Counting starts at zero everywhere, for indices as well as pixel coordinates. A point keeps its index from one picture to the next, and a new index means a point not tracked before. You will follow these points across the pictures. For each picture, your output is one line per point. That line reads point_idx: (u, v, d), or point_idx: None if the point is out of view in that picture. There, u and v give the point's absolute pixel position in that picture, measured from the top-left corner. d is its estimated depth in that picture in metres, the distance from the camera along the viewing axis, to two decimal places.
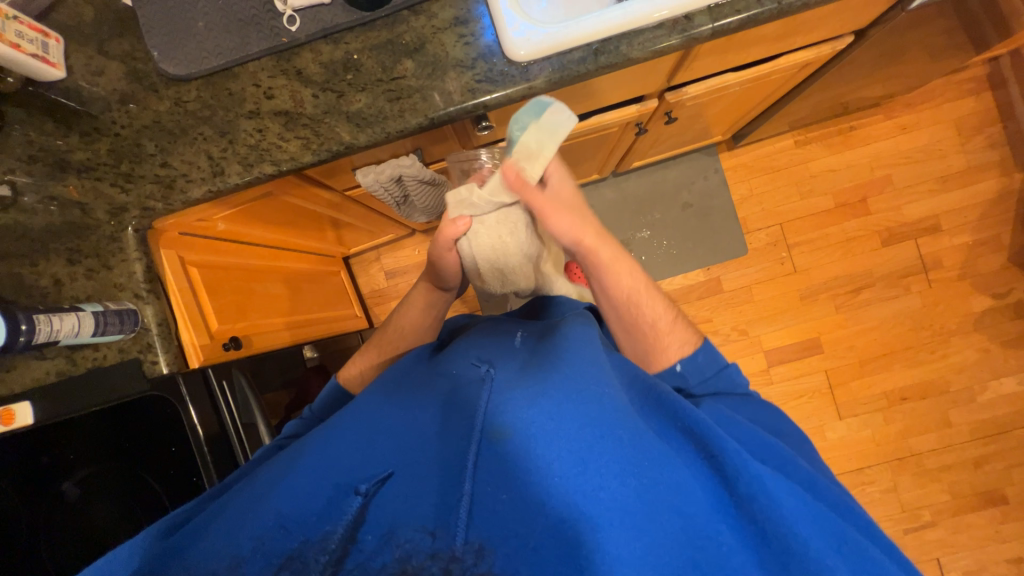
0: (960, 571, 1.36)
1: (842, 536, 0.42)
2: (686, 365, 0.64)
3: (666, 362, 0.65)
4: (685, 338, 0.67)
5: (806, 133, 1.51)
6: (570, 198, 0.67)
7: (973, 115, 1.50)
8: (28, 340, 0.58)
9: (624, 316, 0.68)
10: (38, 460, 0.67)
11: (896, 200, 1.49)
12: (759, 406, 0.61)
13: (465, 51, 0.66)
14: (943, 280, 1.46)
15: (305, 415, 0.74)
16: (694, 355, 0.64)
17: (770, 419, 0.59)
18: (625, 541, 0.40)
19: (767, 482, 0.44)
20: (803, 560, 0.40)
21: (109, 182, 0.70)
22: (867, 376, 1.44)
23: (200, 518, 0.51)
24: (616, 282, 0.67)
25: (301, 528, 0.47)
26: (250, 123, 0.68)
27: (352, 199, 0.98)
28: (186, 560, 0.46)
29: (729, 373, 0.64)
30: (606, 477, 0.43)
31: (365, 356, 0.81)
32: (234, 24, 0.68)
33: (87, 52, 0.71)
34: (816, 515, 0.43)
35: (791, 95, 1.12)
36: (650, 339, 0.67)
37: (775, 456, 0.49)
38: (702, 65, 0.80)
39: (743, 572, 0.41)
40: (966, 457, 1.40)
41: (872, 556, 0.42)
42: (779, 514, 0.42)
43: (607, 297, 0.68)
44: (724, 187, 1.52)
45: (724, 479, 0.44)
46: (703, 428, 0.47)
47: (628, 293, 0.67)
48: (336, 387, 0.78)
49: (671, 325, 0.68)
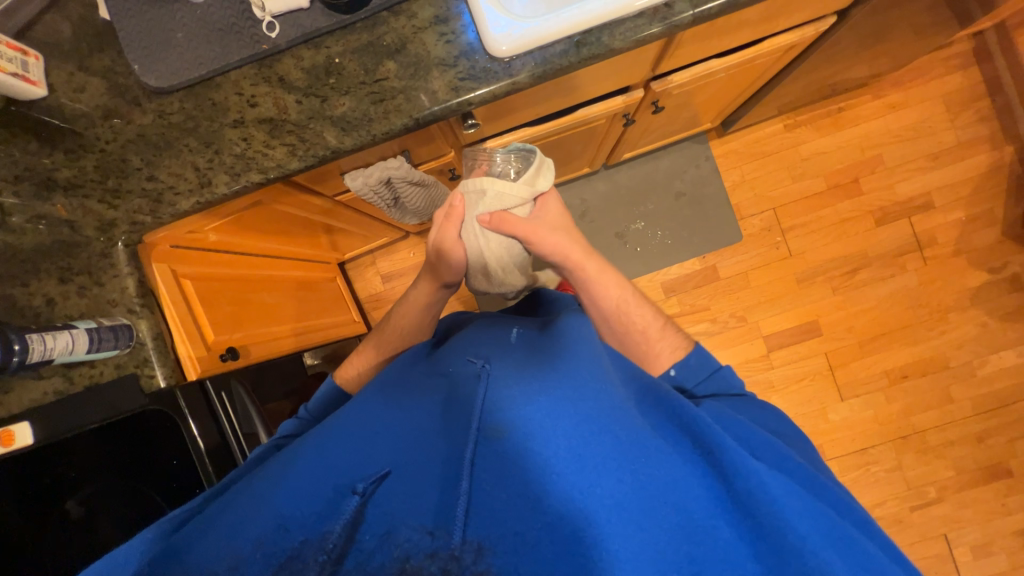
0: (968, 546, 1.37)
1: (841, 534, 0.42)
2: (680, 370, 0.65)
3: (661, 367, 0.67)
4: (676, 343, 0.69)
5: (795, 116, 1.51)
6: (554, 223, 0.76)
7: (961, 91, 1.50)
8: (23, 360, 0.58)
9: (617, 326, 0.71)
10: (42, 479, 0.67)
11: (888, 179, 1.49)
12: (757, 409, 0.61)
13: (447, 50, 0.66)
14: (939, 257, 1.46)
15: (302, 414, 0.74)
16: (688, 359, 0.66)
17: (769, 421, 0.59)
18: (621, 535, 0.41)
19: (767, 480, 0.43)
20: (802, 557, 0.40)
21: (97, 199, 0.70)
22: (867, 356, 1.45)
23: (196, 523, 0.50)
24: (605, 294, 0.71)
25: (299, 529, 0.47)
26: (235, 132, 0.68)
27: (343, 204, 0.97)
28: (186, 563, 0.46)
29: (723, 375, 0.65)
30: (602, 475, 0.43)
31: (362, 355, 0.81)
32: (213, 33, 0.68)
33: (68, 69, 0.71)
34: (817, 515, 0.43)
35: (777, 80, 1.12)
36: (643, 346, 0.69)
37: (774, 453, 0.48)
38: (686, 53, 0.80)
39: (739, 566, 0.41)
40: (969, 432, 1.41)
41: (872, 555, 0.41)
42: (779, 511, 0.42)
43: (598, 310, 0.71)
44: (716, 175, 1.52)
45: (721, 477, 0.44)
46: (702, 426, 0.47)
47: (617, 304, 0.71)
48: (332, 387, 0.77)
49: (662, 332, 0.70)
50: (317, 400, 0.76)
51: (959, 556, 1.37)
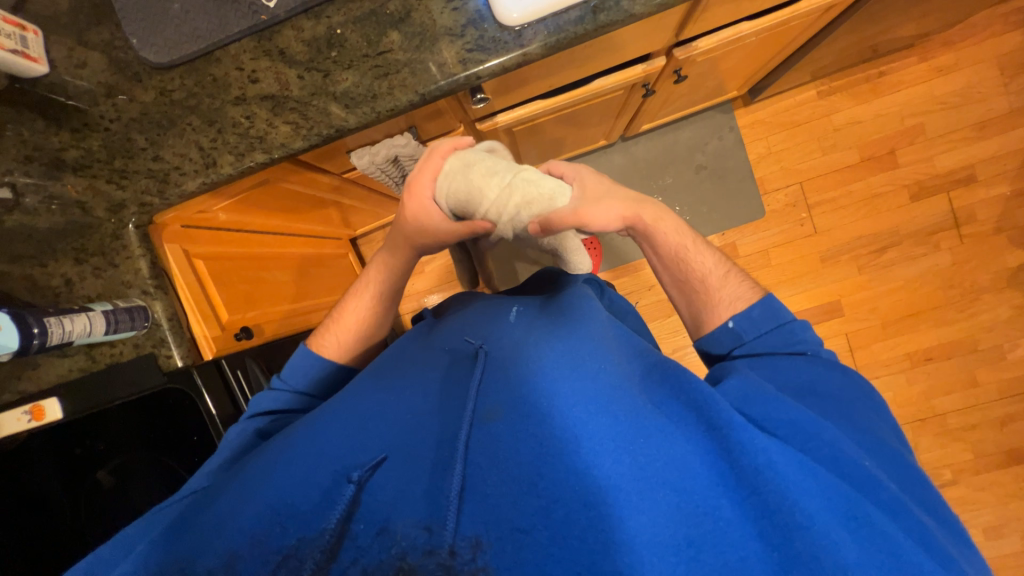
0: (979, 528, 1.35)
1: (855, 514, 0.39)
2: (740, 321, 0.57)
3: (717, 320, 0.60)
4: (740, 293, 0.61)
5: (830, 82, 1.41)
6: (600, 189, 0.65)
7: (1018, 51, 1.37)
8: (43, 343, 0.59)
9: (675, 275, 0.65)
10: (73, 451, 0.71)
11: (927, 150, 1.39)
12: (803, 367, 0.51)
13: (453, 18, 0.62)
14: (976, 235, 1.38)
15: (278, 385, 0.70)
16: (751, 310, 0.57)
17: (826, 384, 0.49)
18: (630, 516, 0.39)
19: (773, 456, 0.41)
20: (811, 536, 0.37)
21: (106, 180, 0.70)
22: (890, 338, 1.40)
23: (196, 512, 0.51)
24: (665, 242, 0.64)
25: (297, 524, 0.46)
26: (237, 110, 0.66)
27: (351, 181, 0.95)
28: (186, 549, 0.47)
29: (793, 329, 0.56)
30: (599, 453, 0.42)
31: (345, 323, 0.75)
32: (211, 4, 0.65)
33: (68, 44, 0.69)
34: (829, 488, 0.40)
35: (815, 42, 1.03)
36: (704, 295, 0.63)
37: (799, 432, 0.43)
38: (713, 15, 0.74)
39: (745, 546, 0.38)
40: (992, 416, 1.37)
41: (894, 539, 0.38)
42: (785, 487, 0.39)
43: (658, 259, 0.66)
44: (739, 147, 1.44)
45: (725, 453, 0.42)
46: (706, 400, 0.44)
47: (679, 251, 0.64)
48: (313, 356, 0.71)
49: (723, 280, 0.63)
50: (301, 374, 0.70)
51: None
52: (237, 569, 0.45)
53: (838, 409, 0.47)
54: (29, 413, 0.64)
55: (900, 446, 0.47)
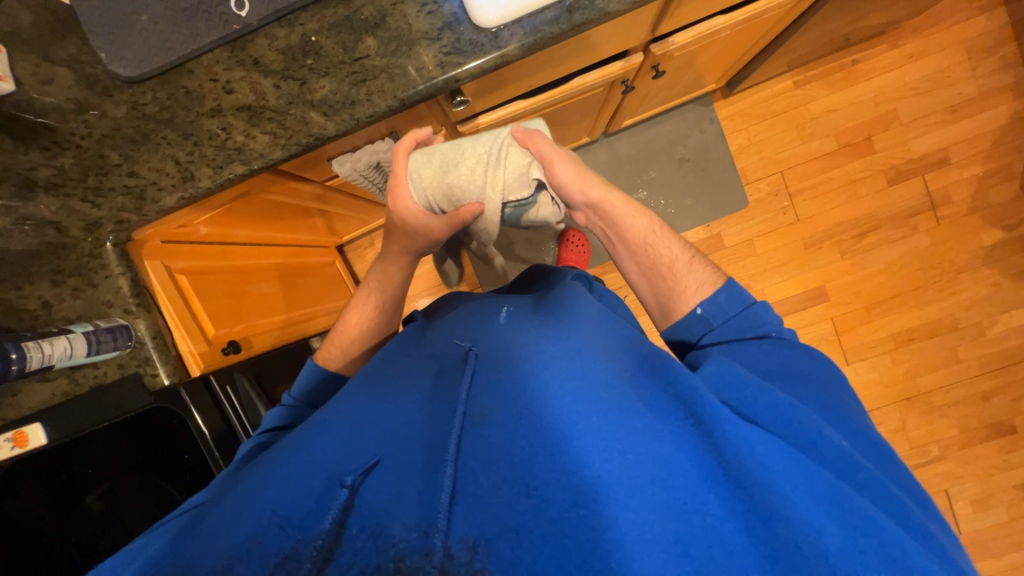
0: (967, 500, 1.39)
1: (837, 497, 0.40)
2: (707, 307, 0.57)
3: (687, 308, 0.59)
4: (705, 278, 0.61)
5: (806, 72, 1.43)
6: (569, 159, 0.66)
7: (985, 35, 1.41)
8: (22, 368, 0.58)
9: (643, 262, 0.64)
10: (60, 476, 0.69)
11: (902, 135, 1.42)
12: (777, 351, 0.53)
13: (429, 22, 0.61)
14: (952, 216, 1.41)
15: (288, 401, 0.70)
16: (716, 296, 0.58)
17: (793, 366, 0.51)
18: (621, 512, 0.39)
19: (758, 448, 0.41)
20: (795, 528, 0.38)
21: (79, 198, 0.68)
22: (874, 320, 1.43)
23: (186, 526, 0.51)
24: (630, 225, 0.65)
25: (291, 529, 0.46)
26: (213, 122, 0.65)
27: (335, 189, 0.95)
28: (177, 562, 0.46)
29: (758, 312, 0.57)
30: (590, 451, 0.43)
31: (349, 333, 0.75)
32: (180, 14, 0.63)
33: (33, 60, 0.67)
34: (812, 478, 0.41)
35: (788, 34, 1.05)
36: (671, 283, 0.62)
37: (779, 418, 0.44)
38: (688, 10, 0.74)
39: (731, 540, 0.39)
40: (975, 391, 1.40)
41: (871, 519, 0.39)
42: (770, 478, 0.40)
43: (625, 247, 0.66)
44: (721, 138, 1.45)
45: (713, 448, 0.42)
46: (696, 394, 0.44)
47: (644, 235, 0.65)
48: (316, 368, 0.72)
49: (689, 266, 0.62)
50: (301, 384, 0.71)
51: (959, 510, 1.39)
52: (233, 574, 0.44)
53: (808, 391, 0.49)
54: (12, 440, 0.62)
55: (867, 422, 0.49)
